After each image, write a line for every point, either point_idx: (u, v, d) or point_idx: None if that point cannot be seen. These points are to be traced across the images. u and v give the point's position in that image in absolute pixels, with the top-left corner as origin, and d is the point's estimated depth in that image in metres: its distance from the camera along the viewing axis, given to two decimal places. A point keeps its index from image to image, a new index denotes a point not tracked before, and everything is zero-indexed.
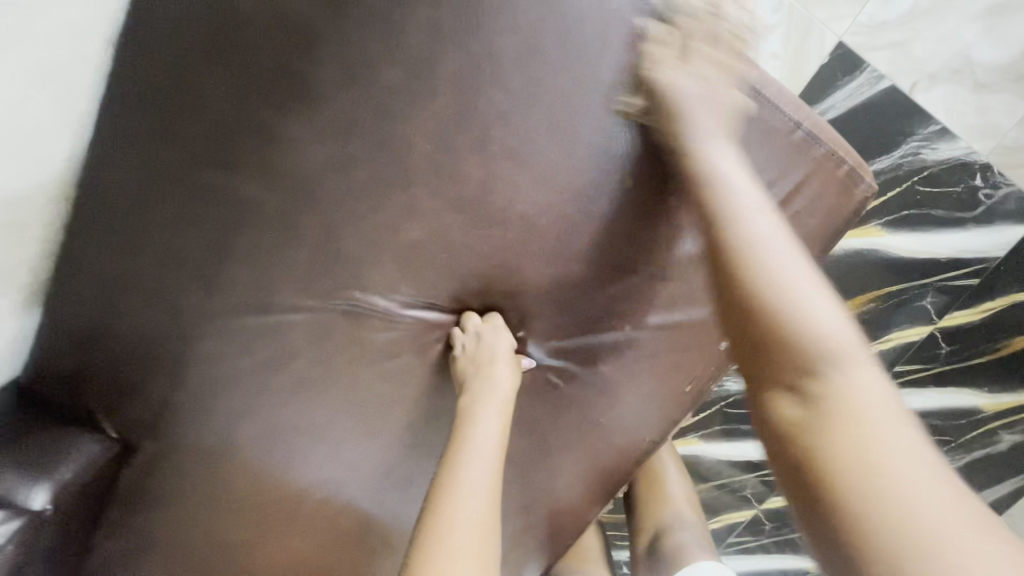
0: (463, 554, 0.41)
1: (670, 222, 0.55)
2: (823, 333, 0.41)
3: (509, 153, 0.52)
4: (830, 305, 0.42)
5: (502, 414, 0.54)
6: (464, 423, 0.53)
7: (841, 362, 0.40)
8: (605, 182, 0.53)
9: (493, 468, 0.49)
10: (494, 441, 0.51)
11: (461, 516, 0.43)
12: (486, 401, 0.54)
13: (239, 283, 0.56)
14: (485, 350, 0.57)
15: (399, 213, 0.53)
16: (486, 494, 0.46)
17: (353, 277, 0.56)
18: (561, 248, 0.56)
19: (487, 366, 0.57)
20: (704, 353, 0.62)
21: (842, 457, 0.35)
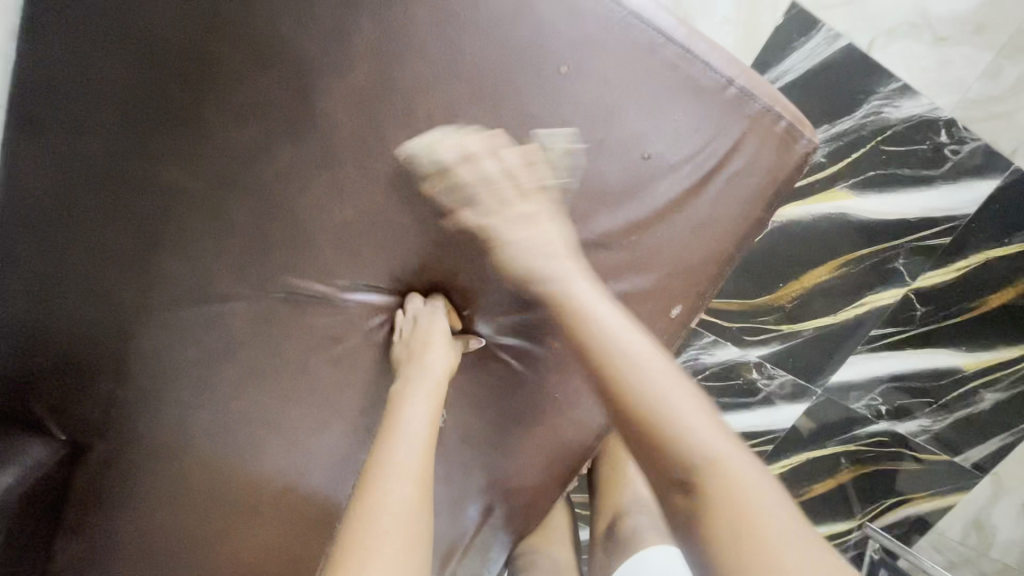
0: (388, 536, 0.41)
1: (607, 189, 0.54)
2: (684, 424, 0.42)
3: (436, 125, 0.51)
4: (684, 395, 0.43)
5: (435, 391, 0.54)
6: (395, 405, 0.53)
7: (698, 430, 0.42)
8: (536, 150, 0.52)
9: (424, 446, 0.49)
10: (425, 419, 0.51)
11: (388, 499, 0.44)
12: (418, 378, 0.54)
13: (176, 275, 0.55)
14: (416, 336, 0.56)
15: (331, 195, 0.53)
16: (415, 474, 0.46)
17: (290, 263, 0.55)
18: (497, 221, 0.54)
19: (421, 350, 0.55)
20: (655, 321, 0.61)
21: (705, 516, 0.39)
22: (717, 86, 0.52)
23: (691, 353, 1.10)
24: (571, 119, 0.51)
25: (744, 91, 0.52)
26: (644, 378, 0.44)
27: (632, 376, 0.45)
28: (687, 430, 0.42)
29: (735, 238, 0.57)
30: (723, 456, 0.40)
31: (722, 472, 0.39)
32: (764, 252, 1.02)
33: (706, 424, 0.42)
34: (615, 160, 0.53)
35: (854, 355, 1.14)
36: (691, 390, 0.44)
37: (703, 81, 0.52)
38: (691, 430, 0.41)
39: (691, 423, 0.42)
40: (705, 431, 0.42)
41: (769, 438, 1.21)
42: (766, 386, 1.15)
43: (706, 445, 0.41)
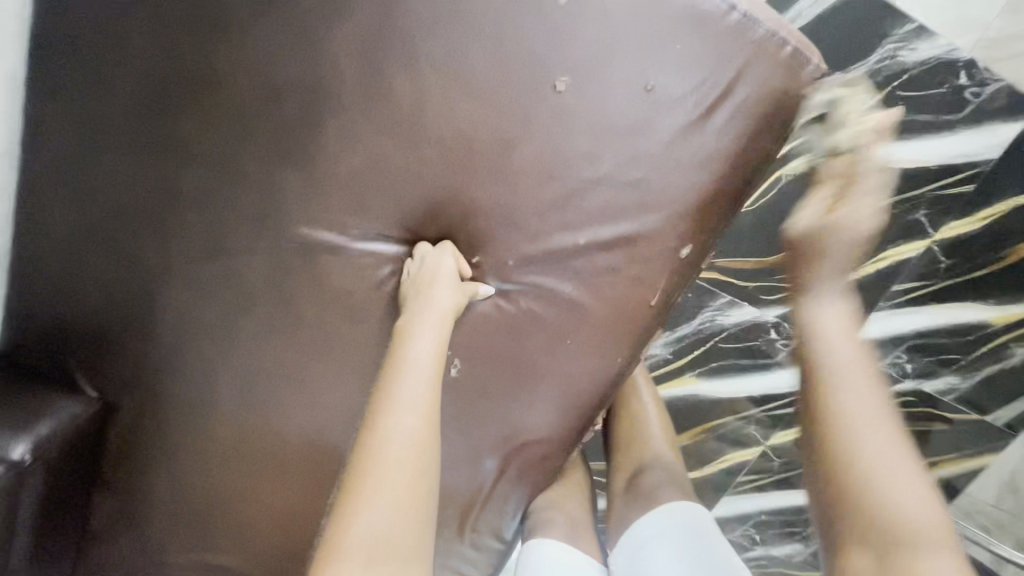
0: (396, 467, 0.45)
1: (609, 125, 0.54)
2: (879, 469, 0.47)
3: (438, 66, 0.52)
4: (886, 441, 0.48)
5: (440, 327, 0.54)
6: (401, 339, 0.53)
7: (881, 467, 0.47)
8: (537, 87, 0.52)
9: (430, 380, 0.50)
10: (430, 353, 0.52)
11: (393, 430, 0.46)
12: (423, 314, 0.54)
13: (192, 231, 0.57)
14: (419, 283, 0.57)
15: (338, 142, 0.54)
16: (423, 407, 0.48)
17: (301, 214, 0.56)
18: (503, 162, 0.55)
19: (425, 294, 0.56)
20: (664, 262, 0.61)
21: (893, 555, 0.43)
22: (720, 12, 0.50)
23: (707, 314, 1.09)
24: (570, 53, 0.51)
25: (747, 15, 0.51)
26: (845, 416, 0.50)
27: (847, 404, 0.51)
28: (873, 466, 0.47)
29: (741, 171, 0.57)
30: (897, 466, 0.47)
31: (898, 500, 0.45)
32: (779, 208, 1.00)
33: (896, 467, 0.47)
34: (617, 96, 0.53)
35: (877, 313, 1.13)
36: (893, 432, 0.49)
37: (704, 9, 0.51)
38: (870, 450, 0.48)
39: (872, 450, 0.48)
40: (883, 454, 0.48)
41: (791, 402, 1.18)
42: (786, 347, 1.12)
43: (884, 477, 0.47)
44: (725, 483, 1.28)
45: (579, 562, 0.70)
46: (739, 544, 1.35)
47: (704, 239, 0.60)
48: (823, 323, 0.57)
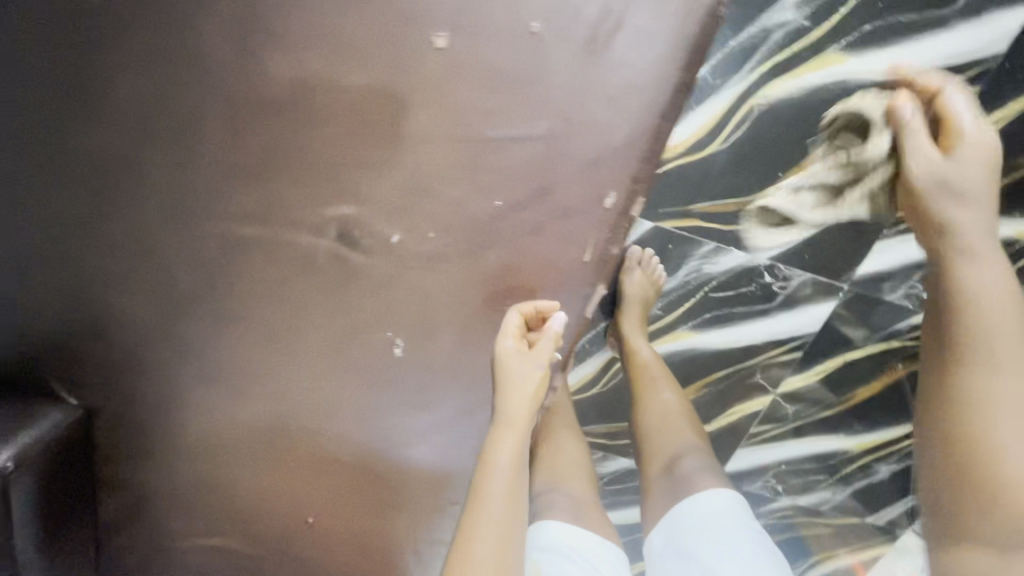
0: (488, 520, 0.59)
1: (502, 73, 0.51)
2: (984, 307, 0.59)
3: (314, 39, 0.51)
4: (990, 278, 0.60)
5: (522, 439, 0.63)
6: (490, 445, 0.63)
7: (980, 309, 0.59)
8: (416, 45, 0.50)
9: (506, 499, 0.60)
10: (510, 473, 0.61)
11: (481, 539, 0.58)
12: (507, 426, 0.63)
13: (124, 238, 0.59)
14: (503, 369, 0.63)
15: (236, 132, 0.54)
16: (508, 467, 0.61)
17: (216, 210, 0.57)
18: (398, 130, 0.54)
19: (514, 388, 0.63)
20: (589, 212, 0.58)
21: (979, 410, 0.56)
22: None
23: (691, 265, 1.05)
24: (443, 7, 0.49)
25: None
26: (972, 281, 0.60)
27: (970, 317, 0.59)
28: (983, 322, 0.58)
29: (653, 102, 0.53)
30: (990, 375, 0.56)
31: (975, 375, 0.57)
32: (756, 141, 0.93)
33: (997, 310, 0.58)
34: (502, 41, 0.50)
35: (885, 243, 1.01)
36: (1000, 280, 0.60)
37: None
38: (992, 310, 0.58)
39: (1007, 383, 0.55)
40: (996, 325, 0.57)
41: (797, 345, 1.13)
42: (784, 290, 1.07)
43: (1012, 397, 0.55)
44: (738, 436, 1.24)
45: (585, 535, 0.70)
46: (763, 495, 1.33)
47: (628, 184, 0.57)
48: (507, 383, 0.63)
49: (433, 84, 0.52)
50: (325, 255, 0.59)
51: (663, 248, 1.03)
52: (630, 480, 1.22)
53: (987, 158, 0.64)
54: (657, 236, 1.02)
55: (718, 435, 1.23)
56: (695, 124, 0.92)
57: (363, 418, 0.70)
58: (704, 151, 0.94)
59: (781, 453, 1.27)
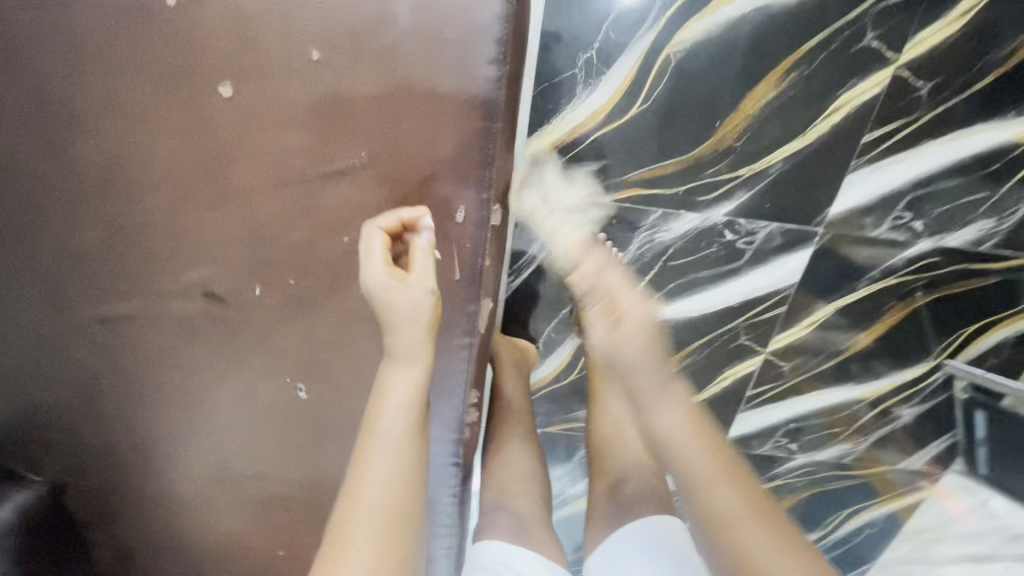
0: (380, 461, 0.52)
1: (302, 108, 0.48)
2: (704, 477, 0.63)
3: (110, 112, 0.50)
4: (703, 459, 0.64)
5: (416, 377, 0.54)
6: (379, 391, 0.54)
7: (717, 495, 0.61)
8: (205, 97, 0.48)
9: (406, 432, 0.54)
10: (400, 423, 0.53)
11: (352, 528, 0.50)
12: (396, 368, 0.54)
13: (13, 333, 0.61)
14: (380, 297, 0.52)
15: (72, 217, 0.54)
16: (409, 401, 0.54)
17: (81, 292, 0.58)
18: (223, 187, 0.52)
19: (400, 315, 0.52)
20: (444, 233, 0.55)
21: None
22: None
23: (643, 237, 0.97)
24: (217, 56, 0.46)
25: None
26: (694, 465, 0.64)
27: (695, 468, 0.64)
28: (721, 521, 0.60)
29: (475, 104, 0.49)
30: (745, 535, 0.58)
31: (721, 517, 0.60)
32: (680, 94, 0.85)
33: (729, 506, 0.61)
34: (288, 75, 0.47)
35: (855, 176, 0.92)
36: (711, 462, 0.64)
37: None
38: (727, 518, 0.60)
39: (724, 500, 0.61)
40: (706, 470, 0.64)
41: (779, 300, 1.04)
42: (750, 245, 0.98)
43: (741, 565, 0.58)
44: (735, 401, 1.17)
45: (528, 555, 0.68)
46: (778, 457, 1.26)
47: (474, 195, 0.52)
48: (391, 314, 0.52)
49: (238, 136, 0.50)
50: (199, 317, 0.59)
51: (609, 224, 0.96)
52: None
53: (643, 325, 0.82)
54: (600, 212, 0.95)
55: (710, 403, 1.17)
56: (613, 84, 0.84)
57: (289, 466, 0.69)
58: (628, 114, 0.86)
59: (785, 411, 1.19)
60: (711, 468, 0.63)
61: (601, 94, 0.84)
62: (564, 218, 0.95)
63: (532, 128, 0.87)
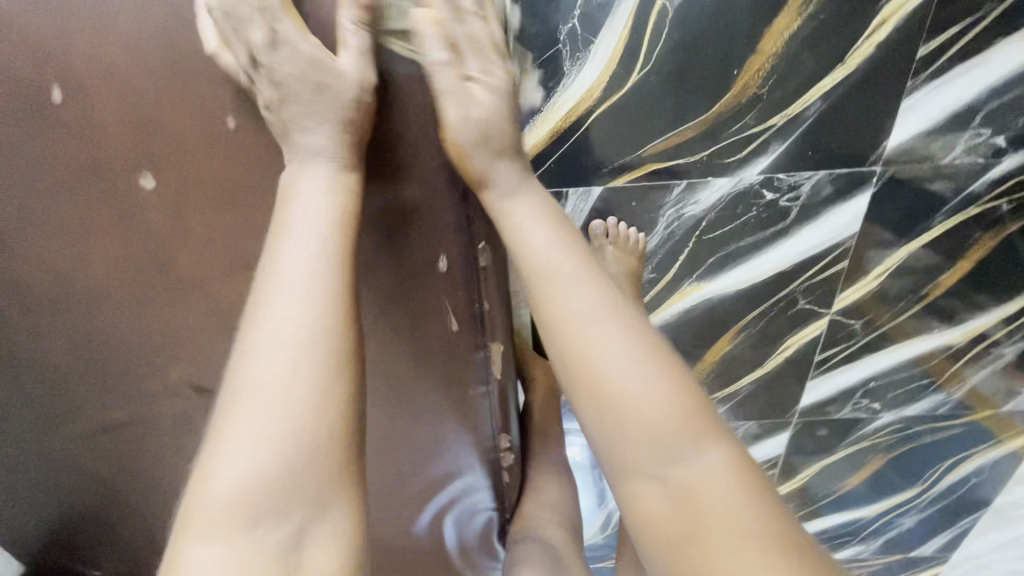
0: (294, 284, 0.40)
1: (244, 182, 0.42)
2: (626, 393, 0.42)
3: (27, 230, 0.43)
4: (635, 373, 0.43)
5: (336, 186, 0.42)
6: (284, 199, 0.42)
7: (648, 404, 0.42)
8: (128, 195, 0.42)
9: (322, 250, 0.41)
10: (315, 249, 0.41)
11: (264, 381, 0.38)
12: (306, 177, 0.42)
13: (19, 465, 0.58)
14: (294, 69, 0.40)
15: (32, 344, 0.49)
16: (329, 213, 0.41)
17: (72, 412, 0.54)
18: (179, 280, 0.46)
19: (316, 107, 0.41)
20: (430, 284, 0.48)
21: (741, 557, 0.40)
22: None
23: (669, 215, 0.86)
24: (127, 145, 0.40)
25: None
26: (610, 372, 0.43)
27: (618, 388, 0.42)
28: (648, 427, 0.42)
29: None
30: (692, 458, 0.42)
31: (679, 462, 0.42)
32: (685, 46, 0.72)
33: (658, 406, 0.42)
34: (217, 151, 0.41)
35: (914, 99, 0.77)
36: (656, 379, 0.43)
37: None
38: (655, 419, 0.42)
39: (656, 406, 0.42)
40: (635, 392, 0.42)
41: (840, 254, 0.91)
42: (796, 202, 0.85)
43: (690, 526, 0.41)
44: (803, 368, 1.06)
45: None
46: (860, 419, 1.14)
47: (454, 235, 0.46)
48: (297, 126, 0.41)
49: (178, 223, 0.43)
50: (197, 413, 0.54)
51: (627, 208, 0.86)
52: None
53: None
54: (615, 198, 0.85)
55: (775, 374, 1.06)
56: (602, 56, 0.73)
57: None
58: (627, 84, 0.75)
59: (861, 370, 1.07)
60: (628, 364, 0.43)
61: (590, 71, 0.74)
62: (577, 209, 0.86)
63: (522, 122, 0.78)
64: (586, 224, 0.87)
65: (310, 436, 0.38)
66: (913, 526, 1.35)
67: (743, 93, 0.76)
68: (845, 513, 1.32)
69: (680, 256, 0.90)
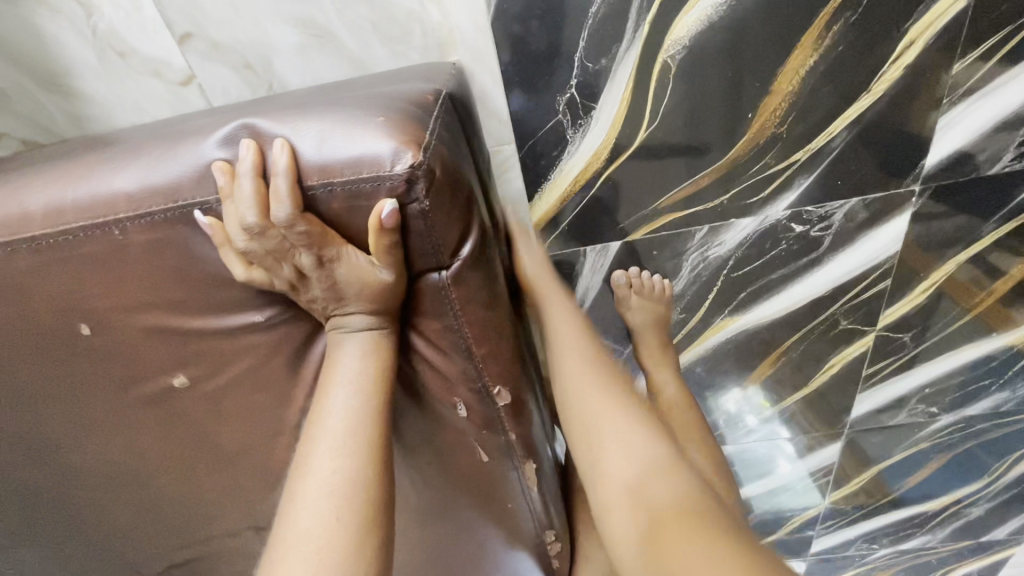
0: (329, 448, 0.38)
1: (268, 370, 0.43)
2: (616, 464, 0.55)
3: (81, 429, 0.46)
4: (630, 444, 0.55)
5: (372, 347, 0.40)
6: (326, 363, 0.41)
7: (618, 453, 0.56)
8: (163, 395, 0.43)
9: (358, 417, 0.39)
10: (351, 411, 0.39)
11: (297, 550, 0.35)
12: (344, 338, 0.41)
13: None
14: (348, 279, 0.37)
15: (103, 511, 0.52)
16: (363, 379, 0.40)
17: (142, 564, 0.57)
18: (220, 453, 0.48)
19: (361, 298, 0.38)
20: (457, 426, 0.49)
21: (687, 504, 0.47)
22: (252, 185, 0.34)
23: (693, 259, 0.83)
24: (154, 358, 0.41)
25: (296, 148, 0.34)
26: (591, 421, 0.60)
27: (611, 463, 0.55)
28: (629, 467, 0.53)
29: (441, 151, 0.36)
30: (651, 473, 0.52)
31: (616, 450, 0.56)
32: (694, 99, 0.69)
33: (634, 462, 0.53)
34: (239, 348, 0.41)
35: (951, 116, 0.72)
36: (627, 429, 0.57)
37: (231, 193, 0.35)
38: (631, 461, 0.54)
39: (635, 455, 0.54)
40: (635, 466, 0.53)
41: (882, 272, 0.86)
42: (828, 231, 0.81)
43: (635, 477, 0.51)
44: (852, 381, 1.02)
45: None
46: (916, 422, 1.10)
47: (468, 388, 0.46)
48: (330, 304, 0.40)
49: (211, 412, 0.45)
50: (254, 551, 0.56)
51: (650, 258, 0.83)
52: (736, 432, 1.08)
53: (684, 401, 0.86)
54: (636, 249, 0.82)
55: (823, 390, 1.02)
56: (607, 122, 0.70)
57: None
58: (633, 145, 0.72)
59: (915, 379, 1.02)
60: (607, 417, 0.59)
61: (595, 137, 0.71)
62: (598, 263, 0.83)
63: (529, 192, 0.75)
64: (608, 277, 0.84)
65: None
66: (984, 515, 1.30)
67: (763, 133, 0.71)
68: (909, 508, 1.27)
69: (710, 296, 0.87)
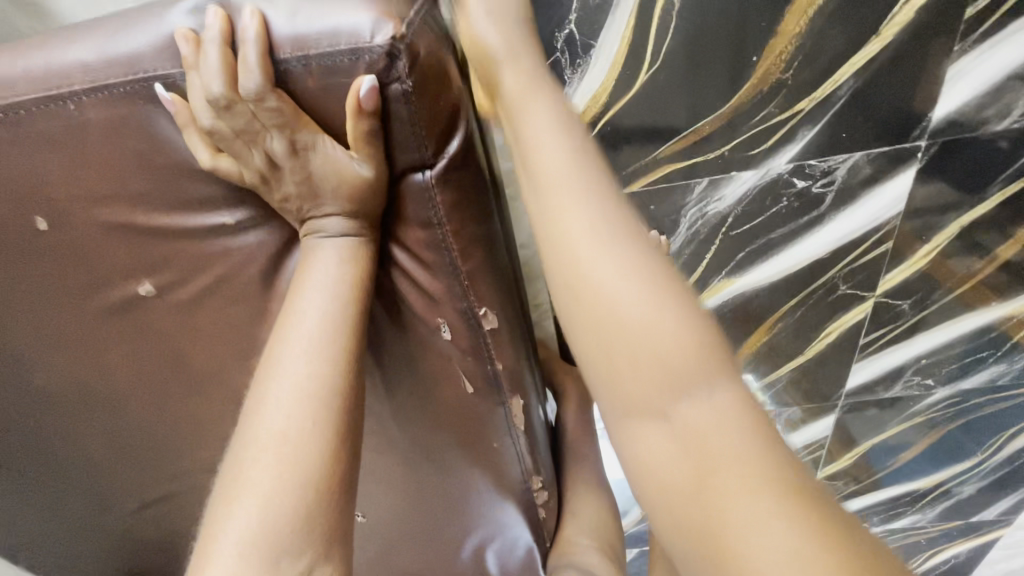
0: (302, 350, 0.36)
1: (239, 280, 0.40)
2: (594, 275, 0.39)
3: (41, 340, 0.43)
4: (611, 259, 0.39)
5: (351, 252, 0.38)
6: (300, 269, 0.39)
7: (580, 247, 0.40)
8: (126, 304, 0.41)
9: (333, 322, 0.37)
10: (325, 316, 0.37)
11: (264, 449, 0.33)
12: (321, 242, 0.38)
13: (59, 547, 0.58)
14: (324, 171, 0.35)
15: (67, 437, 0.50)
16: (339, 284, 0.37)
17: (110, 498, 0.54)
18: (188, 375, 0.45)
19: (338, 195, 0.36)
20: (441, 353, 0.46)
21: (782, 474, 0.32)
22: (218, 54, 0.32)
23: (691, 214, 0.81)
24: (117, 260, 0.39)
25: (267, 17, 0.32)
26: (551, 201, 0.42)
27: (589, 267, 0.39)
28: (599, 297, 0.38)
29: (425, 31, 0.33)
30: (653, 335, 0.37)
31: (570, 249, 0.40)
32: (698, 38, 0.66)
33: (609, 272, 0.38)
34: (208, 254, 0.39)
35: (961, 66, 0.70)
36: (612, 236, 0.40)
37: (197, 63, 0.32)
38: (600, 280, 0.39)
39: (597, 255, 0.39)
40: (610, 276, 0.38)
41: (882, 235, 0.85)
42: (830, 187, 0.79)
43: (670, 428, 0.35)
44: (849, 350, 1.00)
45: None
46: (911, 395, 1.09)
47: (453, 308, 0.43)
48: (306, 203, 0.37)
49: (178, 326, 0.42)
50: None
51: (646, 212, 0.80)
52: None
53: None
54: None
55: (819, 359, 1.00)
56: (606, 61, 0.67)
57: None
58: (633, 87, 0.69)
59: (911, 349, 1.00)
60: (596, 210, 0.41)
61: (593, 78, 0.68)
62: None
63: None
64: None
65: (308, 507, 0.31)
66: (973, 495, 1.29)
67: (767, 77, 0.69)
68: (900, 486, 1.26)
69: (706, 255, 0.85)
